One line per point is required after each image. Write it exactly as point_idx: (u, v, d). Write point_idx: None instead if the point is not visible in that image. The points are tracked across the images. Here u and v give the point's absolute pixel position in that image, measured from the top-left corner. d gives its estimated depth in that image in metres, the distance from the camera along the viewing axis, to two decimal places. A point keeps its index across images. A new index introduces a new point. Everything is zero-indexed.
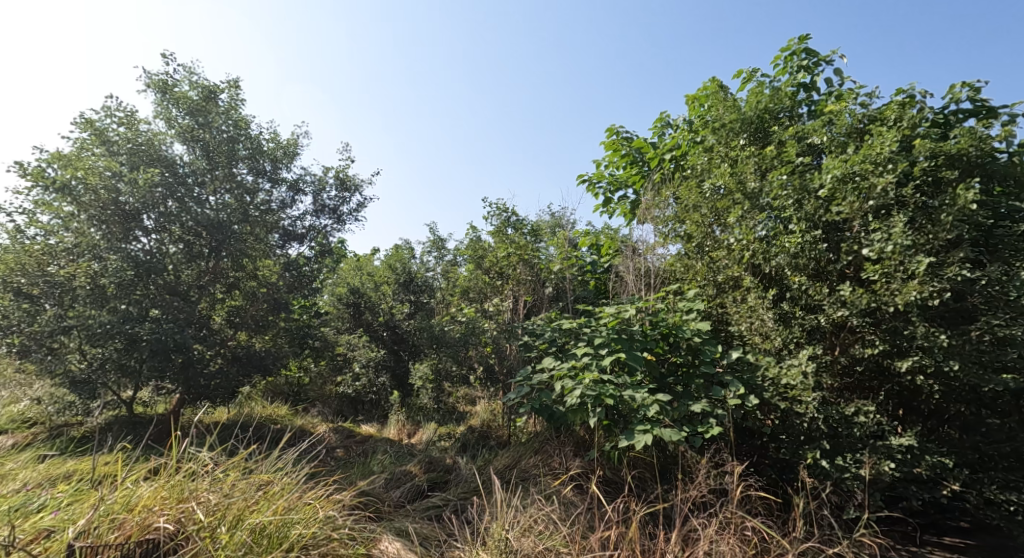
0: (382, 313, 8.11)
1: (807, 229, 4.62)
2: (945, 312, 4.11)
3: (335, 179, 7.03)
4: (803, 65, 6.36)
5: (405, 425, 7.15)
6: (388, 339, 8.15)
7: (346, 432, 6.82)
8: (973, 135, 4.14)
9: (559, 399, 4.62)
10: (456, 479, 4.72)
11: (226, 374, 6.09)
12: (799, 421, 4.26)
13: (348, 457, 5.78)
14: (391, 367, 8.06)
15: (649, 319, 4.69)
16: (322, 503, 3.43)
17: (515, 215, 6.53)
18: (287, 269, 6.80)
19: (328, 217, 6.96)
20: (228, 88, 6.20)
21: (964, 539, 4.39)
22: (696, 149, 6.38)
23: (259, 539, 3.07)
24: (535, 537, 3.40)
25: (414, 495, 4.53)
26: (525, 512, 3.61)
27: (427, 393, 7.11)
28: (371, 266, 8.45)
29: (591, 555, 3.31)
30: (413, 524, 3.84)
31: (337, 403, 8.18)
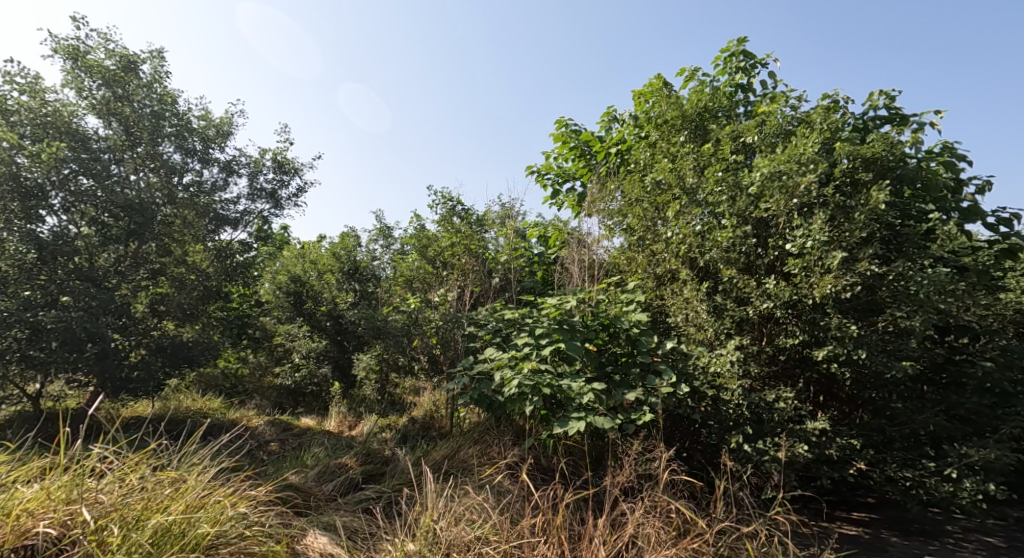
0: (324, 303, 7.79)
1: (739, 225, 4.80)
2: (858, 305, 4.38)
3: (272, 161, 6.74)
4: (742, 66, 6.60)
5: (345, 417, 6.97)
6: (330, 329, 7.82)
7: (283, 424, 6.60)
8: (887, 140, 4.41)
9: (496, 389, 4.61)
10: (392, 470, 4.66)
11: (148, 366, 5.79)
12: (725, 408, 4.42)
13: (281, 450, 5.60)
14: (334, 358, 7.88)
15: (589, 310, 4.74)
16: (235, 500, 3.33)
17: (461, 204, 6.48)
18: (220, 257, 6.38)
19: (265, 201, 6.67)
20: (150, 58, 5.83)
21: (870, 515, 4.70)
22: (640, 144, 6.51)
23: (159, 540, 2.94)
24: (463, 526, 3.39)
25: (347, 489, 4.44)
26: (456, 502, 3.59)
27: (371, 383, 7.02)
28: (313, 253, 8.20)
29: (517, 542, 3.32)
30: (340, 518, 3.76)
31: (276, 396, 7.93)
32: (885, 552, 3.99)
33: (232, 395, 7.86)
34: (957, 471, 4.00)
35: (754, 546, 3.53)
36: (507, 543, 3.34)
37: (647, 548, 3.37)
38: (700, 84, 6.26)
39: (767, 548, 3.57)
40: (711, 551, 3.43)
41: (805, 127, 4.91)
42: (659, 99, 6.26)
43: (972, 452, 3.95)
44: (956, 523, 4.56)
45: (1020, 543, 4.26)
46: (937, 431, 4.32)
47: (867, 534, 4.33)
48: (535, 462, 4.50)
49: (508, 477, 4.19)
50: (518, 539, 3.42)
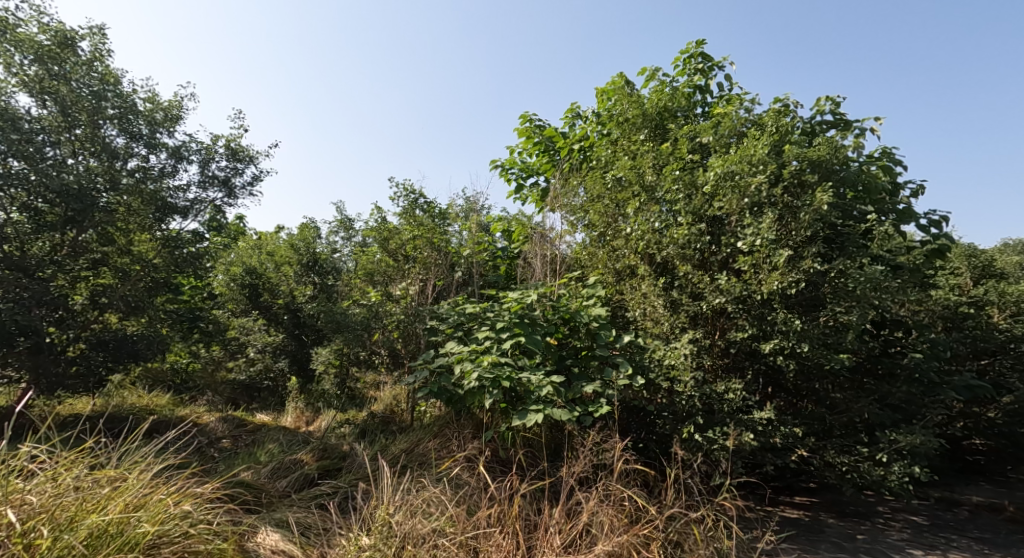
0: (281, 296, 7.76)
1: (694, 223, 4.98)
2: (802, 300, 4.61)
3: (225, 148, 6.58)
4: (700, 68, 6.81)
5: (303, 413, 6.84)
6: (289, 323, 7.80)
7: (236, 420, 6.48)
8: (831, 144, 4.66)
9: (457, 383, 4.64)
10: (349, 466, 4.66)
11: (88, 361, 5.69)
12: (678, 399, 4.59)
13: (234, 447, 5.50)
14: (291, 352, 7.74)
15: (550, 304, 4.82)
16: (179, 498, 3.31)
17: (423, 197, 6.47)
18: (168, 246, 6.16)
19: (217, 189, 6.51)
20: (89, 34, 5.57)
21: (811, 499, 4.97)
22: (601, 141, 6.66)
23: (94, 542, 2.89)
24: (419, 519, 3.42)
25: (302, 485, 4.42)
26: (412, 496, 3.62)
27: (331, 378, 6.76)
28: (270, 245, 8.06)
29: (472, 533, 3.37)
30: (293, 514, 3.76)
31: (230, 391, 7.76)
32: (822, 533, 4.23)
33: (181, 392, 7.42)
34: (888, 455, 4.27)
35: (700, 531, 3.66)
36: (463, 535, 3.38)
37: (600, 535, 3.47)
38: (660, 85, 6.45)
39: (714, 532, 3.73)
40: (661, 536, 3.53)
41: (757, 130, 5.12)
42: (621, 97, 6.39)
43: (901, 438, 4.22)
44: (886, 505, 4.88)
45: (940, 521, 4.60)
46: (871, 419, 4.59)
47: (807, 517, 4.58)
48: (493, 454, 4.57)
49: (465, 470, 4.24)
50: (474, 530, 3.48)
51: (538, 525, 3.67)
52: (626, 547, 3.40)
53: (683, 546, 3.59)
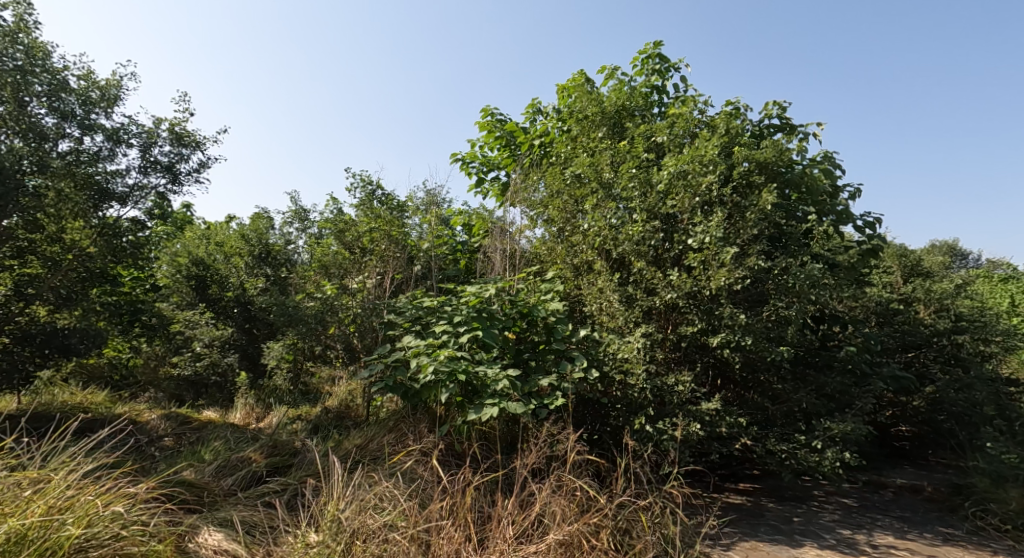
0: (230, 288, 7.45)
1: (648, 220, 5.11)
2: (747, 296, 4.82)
3: (169, 132, 6.36)
4: (658, 69, 6.97)
5: (253, 409, 6.75)
6: (239, 317, 7.49)
7: (180, 417, 6.29)
8: (777, 148, 4.91)
9: (413, 377, 4.63)
10: (298, 462, 4.60)
11: (12, 357, 5.47)
12: (630, 391, 4.73)
13: (176, 445, 5.33)
14: (242, 347, 7.45)
15: (508, 298, 4.85)
16: (110, 499, 3.22)
17: (381, 189, 6.42)
18: (106, 234, 5.85)
19: (160, 174, 6.29)
20: (14, 5, 5.34)
21: (753, 485, 5.24)
22: (561, 138, 6.76)
23: (12, 546, 2.81)
24: (370, 514, 3.41)
25: (249, 483, 4.34)
26: (363, 491, 3.62)
27: (283, 374, 6.73)
28: (219, 235, 7.78)
29: (424, 527, 3.37)
30: (238, 513, 3.70)
31: (173, 387, 7.54)
32: (762, 518, 4.44)
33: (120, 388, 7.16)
34: (822, 442, 4.53)
35: (648, 517, 3.79)
36: (415, 528, 3.37)
37: (552, 525, 3.55)
38: (619, 83, 6.61)
39: (660, 518, 3.87)
40: (610, 524, 3.63)
41: (710, 131, 5.32)
42: (581, 94, 6.51)
43: (835, 426, 4.48)
44: (821, 489, 5.19)
45: (869, 502, 4.92)
46: (809, 408, 4.86)
47: (749, 502, 4.82)
48: (448, 448, 4.60)
49: (419, 464, 4.26)
50: (427, 523, 3.48)
51: (491, 517, 3.72)
52: (577, 535, 3.48)
53: (631, 533, 3.70)
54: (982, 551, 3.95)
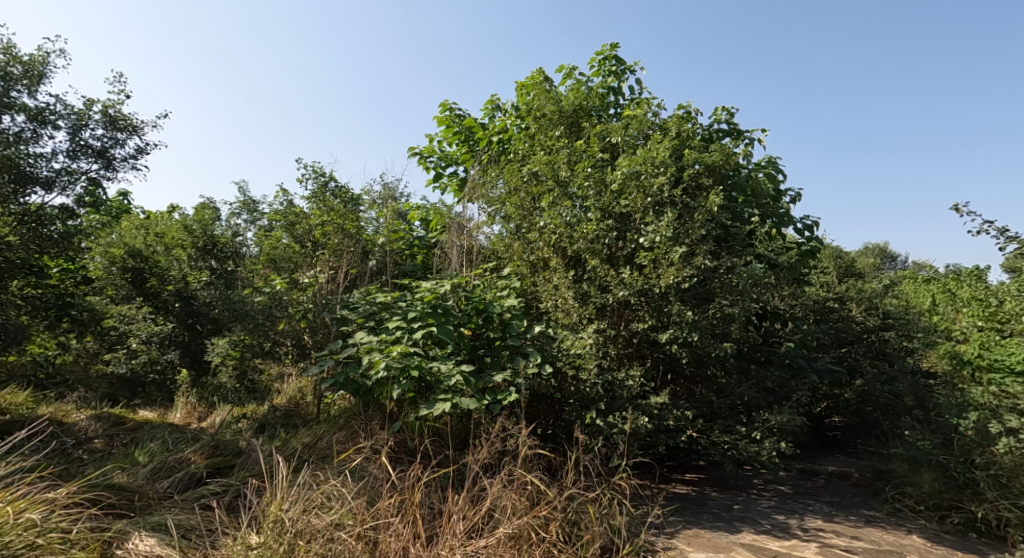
0: (171, 282, 7.12)
1: (602, 219, 5.23)
2: (694, 293, 4.99)
3: (101, 115, 6.04)
4: (614, 70, 7.13)
5: (195, 408, 6.56)
6: (180, 312, 7.11)
7: (112, 418, 6.01)
8: (725, 151, 5.12)
9: (364, 373, 4.58)
10: (242, 462, 4.44)
11: None
12: (581, 386, 4.84)
13: (107, 447, 5.09)
14: (184, 343, 7.13)
15: (463, 294, 4.86)
16: (23, 506, 3.10)
17: (334, 181, 6.30)
18: (28, 224, 5.54)
19: (91, 159, 6.00)
20: None
21: (698, 475, 5.47)
22: (519, 135, 6.81)
23: None
24: (315, 514, 3.37)
25: (187, 485, 4.15)
26: (309, 490, 3.56)
27: (228, 371, 6.17)
28: (160, 225, 7.50)
29: (371, 527, 3.34)
30: (173, 517, 3.56)
31: (107, 386, 7.07)
32: (705, 506, 4.63)
33: (46, 387, 6.74)
34: (761, 433, 4.75)
35: (595, 509, 3.88)
36: (361, 526, 3.35)
37: (503, 519, 3.60)
38: (576, 83, 6.72)
39: (608, 509, 3.98)
40: (559, 516, 3.71)
41: (662, 133, 5.50)
42: (539, 92, 6.58)
43: (772, 417, 4.71)
44: (760, 477, 5.46)
45: (803, 489, 5.21)
46: (750, 401, 5.09)
47: (694, 492, 5.03)
48: (400, 444, 4.58)
49: (369, 461, 4.23)
50: (374, 520, 3.46)
51: (442, 512, 3.74)
52: (526, 528, 3.55)
53: (579, 525, 3.79)
54: (899, 530, 4.26)
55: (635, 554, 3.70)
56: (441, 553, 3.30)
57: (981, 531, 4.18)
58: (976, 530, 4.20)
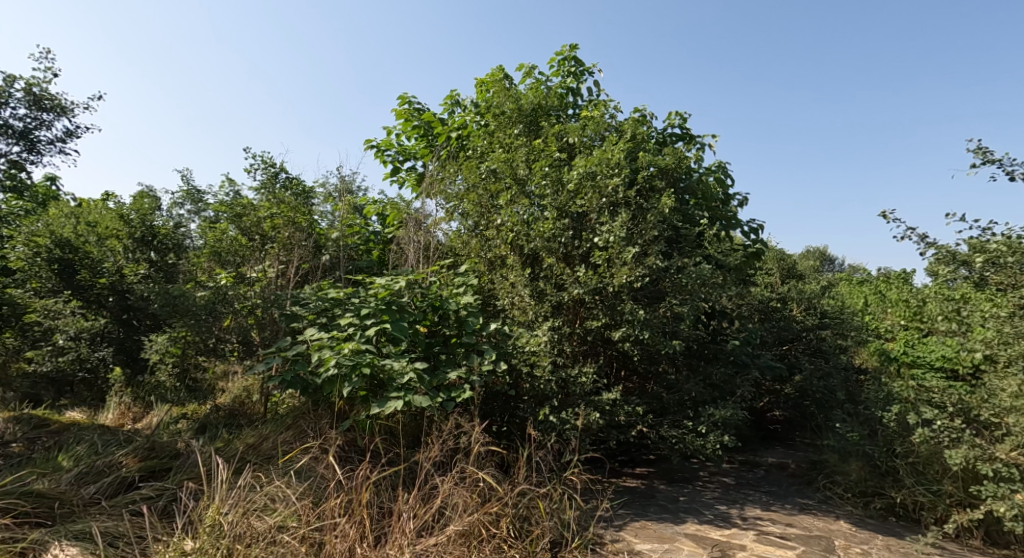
0: (104, 274, 6.79)
1: (558, 218, 5.29)
2: (645, 292, 5.12)
3: (24, 94, 5.71)
4: (573, 71, 7.22)
5: (129, 409, 6.32)
6: (114, 307, 6.83)
7: (34, 421, 5.66)
8: (677, 155, 5.28)
9: (314, 371, 4.48)
10: (179, 465, 4.16)
11: None
12: (536, 383, 4.89)
13: (27, 452, 4.79)
14: (118, 340, 6.83)
15: (419, 291, 4.82)
16: None
17: (285, 173, 6.14)
18: None
19: (13, 141, 5.64)
20: None
21: (648, 469, 5.63)
22: (477, 132, 6.79)
23: None
24: (256, 517, 3.29)
25: (118, 490, 3.86)
26: (251, 493, 3.47)
27: (166, 369, 5.84)
28: (91, 214, 7.02)
29: (314, 529, 3.29)
30: (98, 524, 3.38)
31: (30, 387, 6.71)
32: (652, 499, 4.76)
33: None
34: (706, 427, 4.92)
35: (545, 504, 3.94)
36: (306, 528, 3.29)
37: (453, 516, 3.62)
38: (536, 82, 6.78)
39: (558, 504, 4.04)
40: (510, 512, 3.75)
41: (618, 135, 5.62)
42: (498, 89, 6.59)
43: (717, 412, 4.89)
44: (706, 470, 5.67)
45: (744, 479, 5.44)
46: (697, 397, 5.27)
47: (643, 485, 5.17)
48: (350, 443, 4.50)
49: (317, 460, 4.14)
50: (320, 521, 3.41)
51: (391, 511, 3.72)
52: (477, 525, 3.57)
53: (529, 520, 3.85)
54: (829, 516, 4.51)
55: (583, 547, 3.78)
56: (389, 552, 3.29)
57: (900, 515, 4.51)
58: (895, 514, 4.51)
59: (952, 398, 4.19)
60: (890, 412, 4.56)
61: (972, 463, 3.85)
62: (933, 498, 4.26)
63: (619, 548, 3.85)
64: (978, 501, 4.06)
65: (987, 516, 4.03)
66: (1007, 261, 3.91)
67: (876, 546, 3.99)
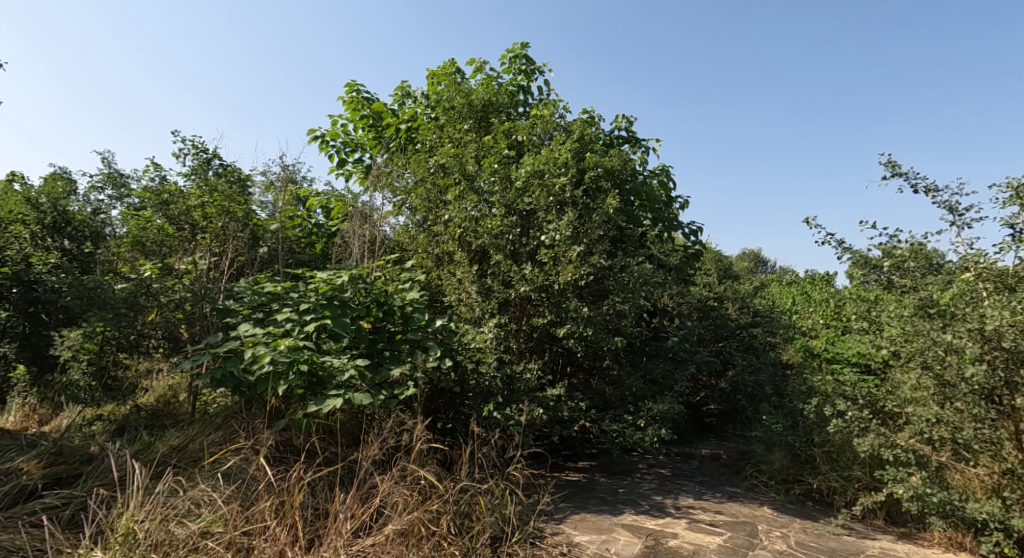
0: (5, 262, 5.75)
1: (506, 215, 5.28)
2: (590, 290, 5.19)
3: None
4: (524, 69, 7.22)
5: (35, 410, 5.90)
6: (18, 298, 5.80)
7: None
8: (622, 157, 5.38)
9: (247, 368, 4.28)
10: (90, 471, 3.89)
11: None
12: (480, 380, 4.87)
13: None
14: (23, 338, 5.87)
15: (362, 286, 4.60)
16: None
17: (219, 159, 5.85)
18: None
19: None
20: None
21: (589, 462, 5.73)
22: (427, 125, 6.68)
23: None
24: (178, 523, 3.14)
25: (17, 499, 3.56)
26: (172, 498, 3.29)
27: (80, 368, 5.37)
28: None
29: (240, 533, 3.16)
30: None
31: None
32: (592, 492, 4.84)
33: None
34: (645, 421, 5.04)
35: (486, 500, 3.93)
36: (233, 532, 3.16)
37: (392, 515, 3.56)
38: (487, 78, 6.75)
39: (499, 499, 4.04)
40: (450, 510, 3.72)
41: (566, 135, 5.67)
42: (448, 82, 6.51)
43: (655, 406, 5.02)
44: (644, 462, 5.82)
45: (680, 470, 5.62)
46: (638, 393, 5.39)
47: (584, 479, 5.25)
48: (285, 443, 4.34)
49: (248, 461, 3.97)
50: (249, 525, 3.28)
51: (327, 512, 3.62)
52: (416, 523, 3.51)
53: (470, 516, 3.83)
54: (754, 503, 4.71)
55: (523, 542, 3.80)
56: (323, 554, 3.22)
57: (816, 499, 4.79)
58: (813, 499, 4.78)
59: (862, 390, 4.38)
60: (811, 405, 4.77)
61: (876, 450, 4.11)
62: (845, 483, 4.56)
63: (558, 541, 3.90)
64: (881, 484, 4.36)
65: (888, 498, 4.37)
66: (911, 265, 4.21)
67: (794, 529, 4.21)
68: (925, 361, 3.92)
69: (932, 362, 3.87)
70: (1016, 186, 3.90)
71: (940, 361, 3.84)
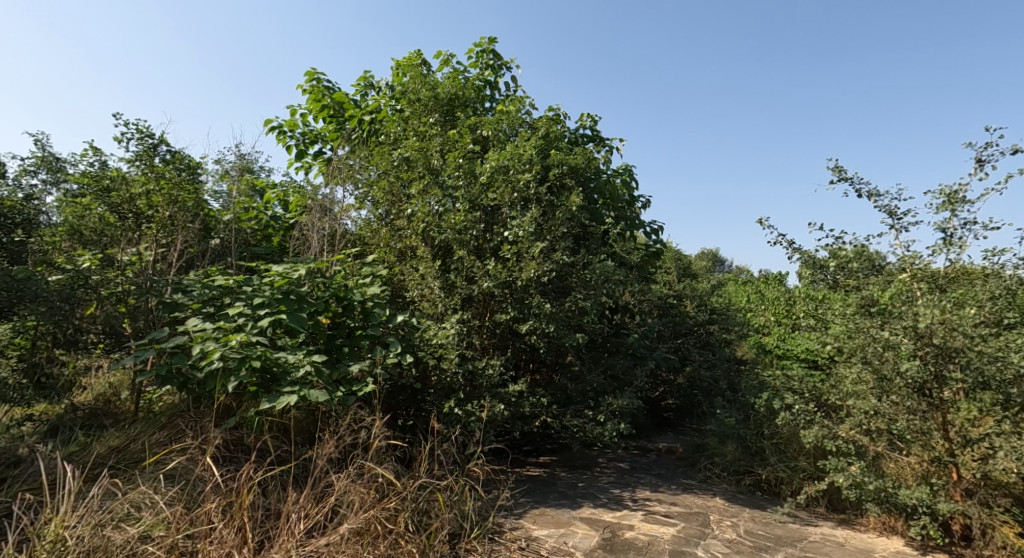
0: None
1: (470, 210, 5.20)
2: (552, 287, 5.18)
3: None
4: (491, 63, 7.16)
5: None
6: None
7: None
8: (587, 154, 5.40)
9: (195, 364, 4.11)
10: (18, 475, 3.65)
11: None
12: (441, 376, 4.80)
13: None
14: None
15: (319, 281, 4.52)
16: None
17: (167, 146, 5.56)
18: None
19: None
20: None
21: (549, 457, 5.75)
22: (392, 117, 6.53)
23: None
24: (112, 529, 2.97)
25: None
26: (110, 503, 3.11)
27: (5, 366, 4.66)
28: None
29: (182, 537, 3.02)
30: None
31: None
32: (552, 487, 4.85)
33: None
34: (605, 416, 5.08)
35: (445, 497, 3.88)
36: (175, 536, 3.02)
37: (348, 514, 3.46)
38: (453, 71, 6.69)
39: (458, 495, 4.00)
40: (408, 507, 3.66)
41: (532, 132, 5.66)
42: (414, 73, 6.40)
43: (615, 401, 5.08)
44: (603, 456, 5.88)
45: (638, 464, 5.70)
46: (599, 388, 5.42)
47: (544, 474, 5.26)
48: (235, 441, 4.18)
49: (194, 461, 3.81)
50: (193, 528, 3.14)
51: (279, 512, 3.50)
52: (372, 522, 3.44)
53: (429, 513, 3.77)
54: (707, 494, 4.81)
55: (481, 538, 3.77)
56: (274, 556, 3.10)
57: (765, 490, 4.93)
58: (762, 490, 4.91)
59: (809, 385, 4.54)
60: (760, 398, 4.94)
61: (820, 441, 4.24)
62: (791, 474, 4.71)
63: (516, 536, 3.88)
64: (824, 474, 4.53)
65: (830, 487, 4.55)
66: (854, 266, 4.35)
67: (743, 518, 4.31)
68: (865, 357, 4.04)
69: (871, 357, 3.99)
70: (948, 193, 4.07)
71: (879, 357, 3.96)
